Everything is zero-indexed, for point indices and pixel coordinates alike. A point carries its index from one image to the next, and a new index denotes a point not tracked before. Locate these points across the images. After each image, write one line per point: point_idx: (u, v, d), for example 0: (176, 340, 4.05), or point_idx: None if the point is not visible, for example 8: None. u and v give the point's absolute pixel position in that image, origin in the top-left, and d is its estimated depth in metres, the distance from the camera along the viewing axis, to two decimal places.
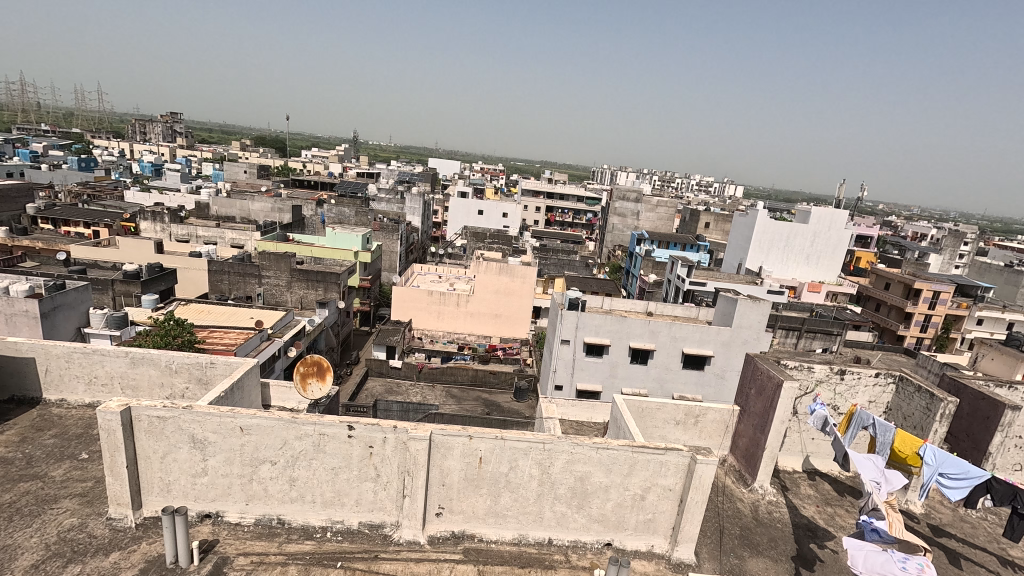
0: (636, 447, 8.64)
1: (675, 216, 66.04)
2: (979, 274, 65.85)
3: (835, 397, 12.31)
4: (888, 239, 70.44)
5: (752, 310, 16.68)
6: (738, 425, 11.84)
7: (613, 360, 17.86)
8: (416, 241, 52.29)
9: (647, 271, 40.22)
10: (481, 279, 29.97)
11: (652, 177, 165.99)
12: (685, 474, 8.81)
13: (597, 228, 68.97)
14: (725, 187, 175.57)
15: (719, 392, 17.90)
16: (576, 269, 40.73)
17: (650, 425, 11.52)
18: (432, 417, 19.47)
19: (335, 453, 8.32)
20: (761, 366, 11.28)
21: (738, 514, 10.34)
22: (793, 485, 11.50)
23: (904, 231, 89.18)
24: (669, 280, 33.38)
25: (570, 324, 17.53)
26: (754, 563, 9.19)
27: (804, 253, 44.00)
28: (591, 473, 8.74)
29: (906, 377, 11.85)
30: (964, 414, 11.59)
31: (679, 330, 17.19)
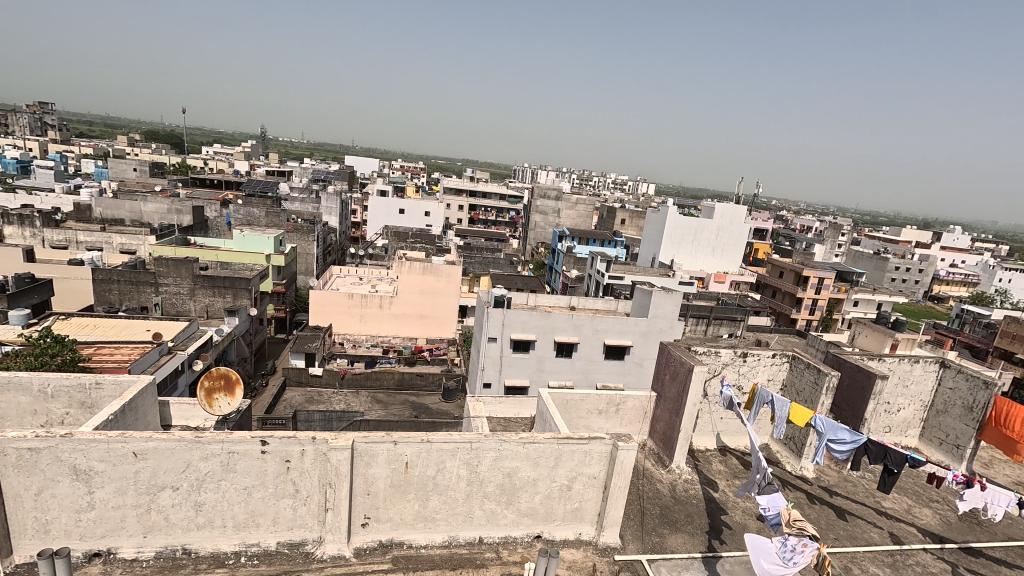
0: (560, 439, 8.87)
1: (594, 213, 68.47)
2: (854, 262, 74.48)
3: (739, 377, 13.37)
4: (781, 232, 77.66)
5: (666, 300, 17.64)
6: (655, 410, 12.53)
7: (539, 355, 18.17)
8: (334, 243, 50.14)
9: (569, 267, 41.38)
10: (404, 280, 29.28)
11: (571, 175, 170.85)
12: (608, 461, 9.17)
13: (520, 226, 69.85)
14: (638, 185, 184.83)
15: (639, 380, 18.80)
16: (500, 267, 40.99)
17: (574, 417, 11.88)
18: (357, 425, 18.82)
19: (246, 472, 7.76)
20: (674, 353, 12.02)
21: (657, 495, 10.94)
22: (705, 463, 12.37)
23: (793, 224, 98.76)
24: (590, 275, 34.60)
25: (496, 322, 17.61)
26: (674, 539, 9.74)
27: (710, 246, 47.38)
28: (519, 468, 8.84)
29: (798, 356, 13.12)
30: (845, 385, 13.06)
31: (600, 323, 17.84)
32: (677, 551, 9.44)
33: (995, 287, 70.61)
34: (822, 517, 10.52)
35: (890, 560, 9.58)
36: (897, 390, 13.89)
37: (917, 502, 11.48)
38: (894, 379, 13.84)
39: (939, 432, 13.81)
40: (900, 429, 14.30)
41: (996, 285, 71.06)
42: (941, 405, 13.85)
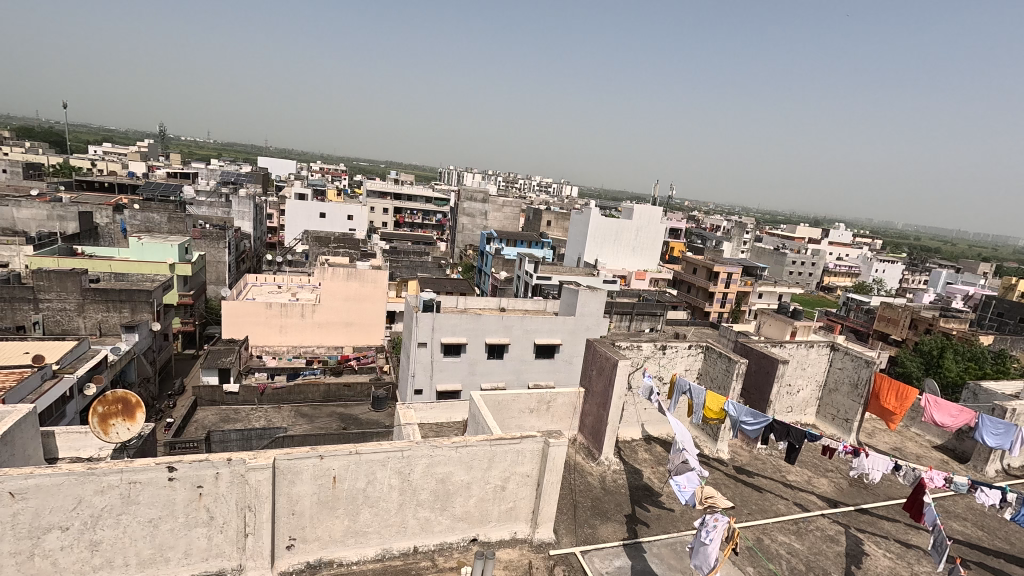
0: (493, 440, 8.89)
1: (520, 215, 69.43)
2: (757, 257, 81.16)
3: (660, 369, 14.13)
4: (693, 231, 82.92)
5: (592, 298, 18.23)
6: (584, 405, 12.93)
7: (470, 358, 18.10)
8: (248, 249, 47.00)
9: (498, 269, 41.67)
10: (328, 287, 28.04)
11: (497, 178, 172.03)
12: (540, 458, 9.34)
13: (447, 228, 69.28)
14: (561, 187, 189.83)
15: (569, 377, 19.29)
16: (429, 271, 40.44)
17: (505, 417, 11.97)
18: (280, 442, 17.80)
19: (151, 503, 7.08)
20: (600, 349, 12.47)
21: (589, 487, 11.28)
22: (632, 453, 12.94)
23: (705, 223, 105.96)
24: (518, 277, 35.04)
25: (425, 326, 17.34)
26: (605, 528, 10.08)
27: (631, 245, 49.66)
28: (452, 472, 8.77)
29: (711, 346, 14.08)
30: (752, 371, 14.20)
31: (530, 323, 18.11)
32: (608, 540, 9.78)
33: (874, 277, 79.82)
34: (736, 495, 11.36)
35: (795, 528, 10.52)
36: (796, 372, 15.31)
37: (816, 473, 12.70)
38: (793, 363, 15.24)
39: (832, 408, 15.36)
40: (800, 408, 15.75)
41: (874, 275, 80.35)
42: (833, 384, 15.42)
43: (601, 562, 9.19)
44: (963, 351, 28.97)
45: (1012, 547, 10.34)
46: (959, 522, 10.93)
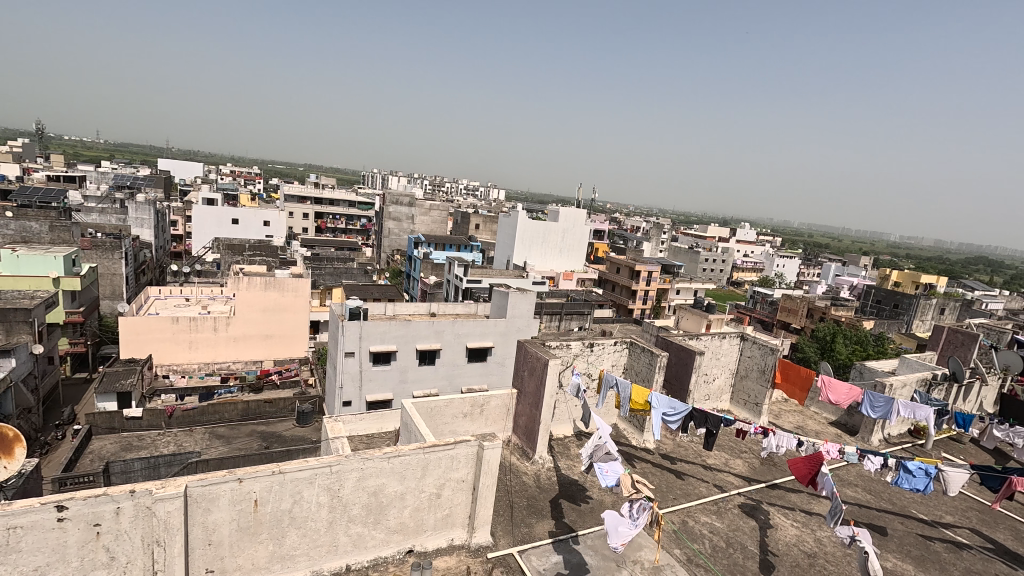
0: (426, 448, 8.74)
1: (448, 218, 68.92)
2: (674, 256, 86.18)
3: (588, 366, 14.59)
4: (616, 232, 86.38)
5: (522, 300, 18.45)
6: (517, 406, 13.08)
7: (401, 365, 17.67)
8: (149, 259, 42.95)
9: (427, 273, 41.10)
10: (243, 297, 26.25)
11: (423, 181, 169.61)
12: (475, 462, 9.30)
13: (373, 233, 67.31)
14: (489, 191, 190.83)
15: (502, 379, 19.41)
16: (354, 277, 39.04)
17: (438, 423, 11.81)
18: (193, 467, 16.42)
19: (38, 548, 6.27)
20: (531, 350, 12.67)
21: (524, 487, 11.42)
22: (564, 449, 13.26)
23: (626, 224, 110.93)
24: (447, 280, 34.74)
25: (352, 335, 16.70)
26: (541, 526, 10.24)
27: (557, 247, 50.89)
28: (384, 484, 8.52)
29: (635, 342, 14.74)
30: (673, 363, 15.05)
31: (461, 326, 18.00)
32: (544, 537, 9.93)
33: (775, 271, 87.46)
34: (662, 481, 11.99)
35: (715, 508, 11.26)
36: (711, 362, 16.42)
37: (732, 455, 13.68)
38: (709, 353, 16.33)
39: (743, 393, 16.62)
40: (716, 395, 16.89)
41: (775, 270, 88.00)
42: (744, 371, 16.68)
43: (538, 560, 9.31)
44: (850, 335, 32.43)
45: (895, 506, 11.72)
46: (851, 489, 12.21)
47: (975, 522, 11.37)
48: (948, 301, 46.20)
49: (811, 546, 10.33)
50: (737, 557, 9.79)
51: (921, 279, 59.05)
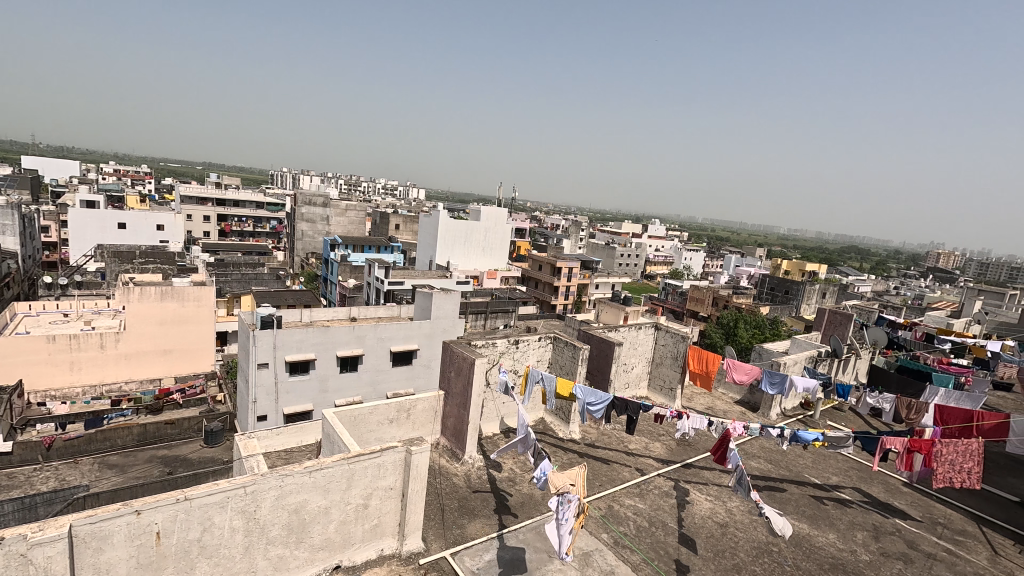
0: (351, 458, 8.41)
1: (366, 219, 66.71)
2: (592, 252, 89.54)
3: (514, 363, 14.76)
4: (536, 231, 87.98)
5: (446, 300, 18.27)
6: (445, 408, 12.98)
7: (321, 374, 16.82)
8: (14, 271, 37.51)
9: (346, 276, 39.46)
10: (136, 310, 23.71)
11: (337, 180, 162.52)
12: (403, 468, 9.10)
13: (284, 236, 63.57)
14: (408, 190, 187.18)
15: (428, 382, 19.12)
16: (265, 283, 36.57)
17: (363, 431, 11.40)
18: (80, 503, 14.60)
19: None
20: (456, 350, 12.61)
21: (454, 488, 11.35)
22: (494, 447, 13.34)
23: (546, 222, 113.73)
24: (367, 283, 33.57)
25: (265, 345, 15.64)
26: (473, 526, 10.22)
27: (480, 246, 50.98)
28: (306, 500, 8.09)
29: (558, 337, 15.15)
30: (595, 355, 15.66)
31: (384, 330, 17.49)
32: (477, 537, 9.92)
33: (683, 264, 93.73)
34: (589, 470, 12.45)
35: (638, 490, 11.86)
36: (630, 352, 17.27)
37: (651, 439, 14.48)
38: (627, 344, 17.16)
39: (659, 380, 17.64)
40: (635, 383, 17.78)
41: (683, 263, 94.30)
42: (659, 358, 17.70)
43: (471, 560, 9.28)
44: (750, 321, 35.44)
45: (792, 472, 13.00)
46: (755, 460, 13.39)
47: (855, 480, 12.91)
48: (828, 286, 51.98)
49: (723, 516, 11.19)
50: (659, 535, 10.37)
51: (806, 267, 65.86)
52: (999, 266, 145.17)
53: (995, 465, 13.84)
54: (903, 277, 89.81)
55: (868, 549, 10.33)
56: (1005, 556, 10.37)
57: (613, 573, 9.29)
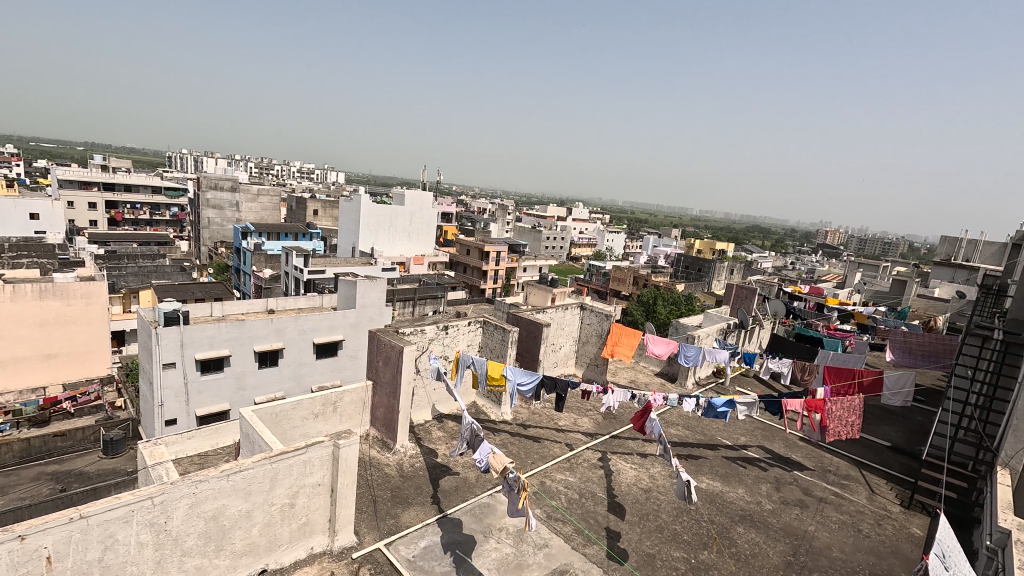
0: (272, 458, 7.99)
1: (280, 205, 62.71)
2: (519, 235, 90.28)
3: (444, 348, 14.65)
4: (462, 215, 87.37)
5: (372, 288, 17.67)
6: (374, 398, 12.70)
7: (237, 371, 15.74)
8: None
9: (261, 267, 37.06)
10: (10, 311, 20.81)
11: (247, 162, 150.82)
12: (331, 463, 8.80)
13: (188, 223, 58.35)
14: (327, 173, 178.26)
15: (355, 373, 18.49)
16: (167, 276, 33.42)
17: (286, 429, 10.87)
18: None
19: None
20: (384, 339, 12.34)
21: (386, 479, 11.18)
22: (426, 434, 13.27)
23: (473, 206, 113.06)
24: (285, 273, 31.72)
25: (171, 343, 14.34)
26: (407, 514, 10.15)
27: (405, 231, 49.71)
28: (225, 505, 7.61)
29: (488, 320, 15.23)
30: (524, 337, 15.97)
31: (306, 321, 16.64)
32: (411, 525, 9.86)
33: (607, 246, 97.20)
34: (521, 449, 12.74)
35: (568, 464, 12.32)
36: (558, 332, 17.75)
37: (580, 414, 15.06)
38: (555, 325, 17.61)
39: (586, 358, 18.31)
40: (563, 362, 18.33)
41: (606, 244, 97.78)
42: (585, 337, 18.35)
43: (406, 548, 9.23)
44: (668, 298, 37.60)
45: (706, 437, 14.08)
46: (674, 428, 14.36)
47: (760, 438, 14.23)
48: (735, 263, 56.21)
49: (647, 482, 11.92)
50: (589, 506, 10.85)
51: (715, 246, 70.70)
52: (874, 241, 164.44)
53: (872, 416, 15.81)
54: (797, 254, 99.02)
55: (771, 499, 11.46)
56: (880, 493, 11.95)
57: (547, 545, 9.63)
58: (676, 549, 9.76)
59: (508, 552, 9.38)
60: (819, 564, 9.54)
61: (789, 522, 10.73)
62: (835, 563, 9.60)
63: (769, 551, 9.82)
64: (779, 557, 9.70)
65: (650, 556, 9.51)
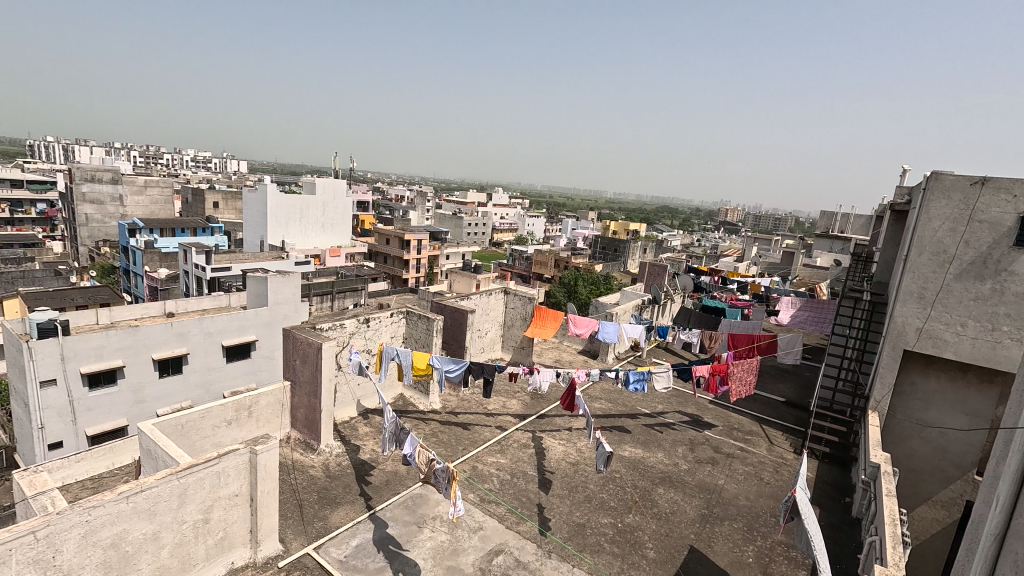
0: (180, 472, 7.40)
1: (173, 197, 57.05)
2: (440, 223, 88.78)
3: (366, 342, 14.19)
4: (380, 204, 84.41)
5: (284, 284, 16.70)
6: (294, 399, 12.10)
7: (134, 383, 14.25)
8: None
9: (155, 266, 33.67)
10: None
11: (129, 150, 135.20)
12: (248, 471, 8.30)
13: (61, 221, 51.59)
14: (226, 162, 164.42)
15: (272, 374, 17.39)
16: (38, 282, 29.37)
17: (195, 440, 10.05)
18: None
19: None
20: (300, 336, 11.77)
21: (312, 481, 10.75)
22: (352, 432, 12.89)
23: (390, 193, 109.60)
24: (184, 272, 29.04)
25: (48, 357, 12.67)
26: (336, 514, 9.82)
27: (318, 222, 47.24)
28: (127, 530, 6.95)
29: (411, 311, 14.96)
30: (449, 325, 15.91)
31: (212, 323, 15.38)
32: (341, 525, 9.57)
33: (527, 230, 98.61)
34: (452, 437, 12.75)
35: (499, 447, 12.51)
36: (483, 318, 17.83)
37: (509, 397, 15.33)
38: (479, 311, 17.67)
39: (511, 341, 18.58)
40: (489, 347, 18.48)
41: (527, 229, 99.07)
42: (510, 321, 18.60)
43: (337, 550, 8.95)
44: (588, 279, 38.98)
45: (627, 407, 14.90)
46: (598, 402, 15.04)
47: (675, 405, 15.29)
48: (648, 243, 59.32)
49: (574, 456, 12.40)
50: (521, 485, 11.11)
51: (630, 227, 74.10)
52: (768, 217, 179.99)
53: (769, 375, 17.51)
54: (702, 231, 106.36)
55: (686, 460, 12.39)
56: (777, 444, 13.33)
57: (482, 527, 9.76)
58: (604, 516, 10.29)
59: (443, 540, 9.41)
60: (729, 513, 10.50)
61: (703, 478, 11.69)
62: (742, 510, 10.63)
63: (687, 507, 10.64)
64: (695, 511, 10.54)
65: (580, 526, 9.95)
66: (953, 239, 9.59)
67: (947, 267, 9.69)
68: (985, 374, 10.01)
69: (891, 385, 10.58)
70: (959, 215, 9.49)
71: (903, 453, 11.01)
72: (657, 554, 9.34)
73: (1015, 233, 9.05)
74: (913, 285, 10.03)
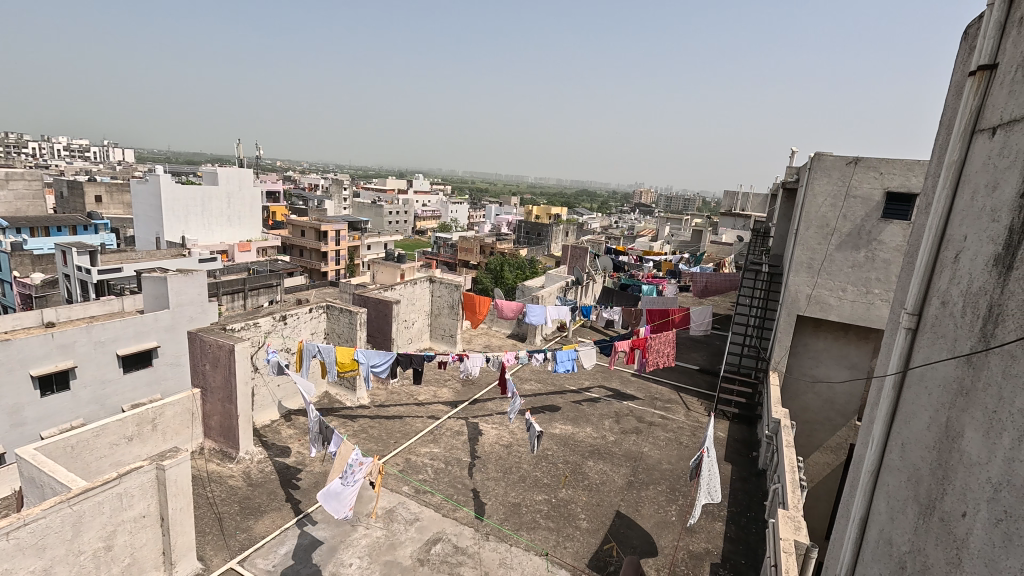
0: (74, 498, 6.65)
1: (44, 192, 50.23)
2: (359, 213, 85.24)
3: (284, 340, 13.40)
4: (292, 194, 79.68)
5: (188, 283, 15.35)
6: (205, 406, 11.22)
7: (10, 405, 12.47)
8: None
9: (26, 271, 29.60)
10: None
11: None
12: (156, 488, 7.62)
13: None
14: (109, 151, 147.13)
15: (179, 383, 15.98)
16: None
17: (89, 462, 9.05)
18: None
19: None
20: (209, 338, 10.92)
21: (232, 491, 10.09)
22: (275, 435, 12.23)
23: (302, 181, 103.54)
24: (64, 276, 25.79)
25: None
26: (261, 524, 9.30)
27: (222, 214, 43.69)
28: (10, 569, 6.16)
29: (331, 305, 14.33)
30: (373, 318, 15.45)
31: (103, 330, 13.80)
32: (267, 535, 9.06)
33: (451, 217, 97.33)
34: (383, 432, 12.44)
35: (432, 437, 12.41)
36: (409, 308, 17.49)
37: (439, 385, 15.21)
38: (404, 301, 17.29)
39: (439, 330, 18.41)
40: (417, 337, 18.19)
41: (450, 215, 97.73)
42: (437, 309, 18.40)
43: (264, 560, 8.49)
44: (513, 263, 39.33)
45: (556, 387, 15.32)
46: (528, 384, 15.34)
47: (601, 380, 15.97)
48: (569, 227, 60.68)
49: (507, 438, 12.59)
50: (456, 472, 11.12)
51: (551, 211, 75.39)
52: (678, 198, 190.23)
53: (684, 346, 18.72)
54: (620, 213, 110.35)
55: (613, 431, 12.99)
56: (693, 409, 14.35)
57: (418, 518, 9.68)
58: (539, 493, 10.58)
59: (378, 535, 9.24)
60: (653, 478, 11.18)
61: (629, 447, 12.34)
62: (664, 473, 11.36)
63: (615, 476, 11.19)
64: (622, 479, 11.13)
65: (516, 506, 10.16)
66: (833, 213, 10.69)
67: (829, 239, 10.80)
68: (862, 331, 11.36)
69: (787, 347, 11.69)
70: (838, 192, 10.57)
71: (798, 407, 12.27)
72: (590, 524, 9.77)
73: (882, 207, 10.26)
74: (804, 256, 11.08)
